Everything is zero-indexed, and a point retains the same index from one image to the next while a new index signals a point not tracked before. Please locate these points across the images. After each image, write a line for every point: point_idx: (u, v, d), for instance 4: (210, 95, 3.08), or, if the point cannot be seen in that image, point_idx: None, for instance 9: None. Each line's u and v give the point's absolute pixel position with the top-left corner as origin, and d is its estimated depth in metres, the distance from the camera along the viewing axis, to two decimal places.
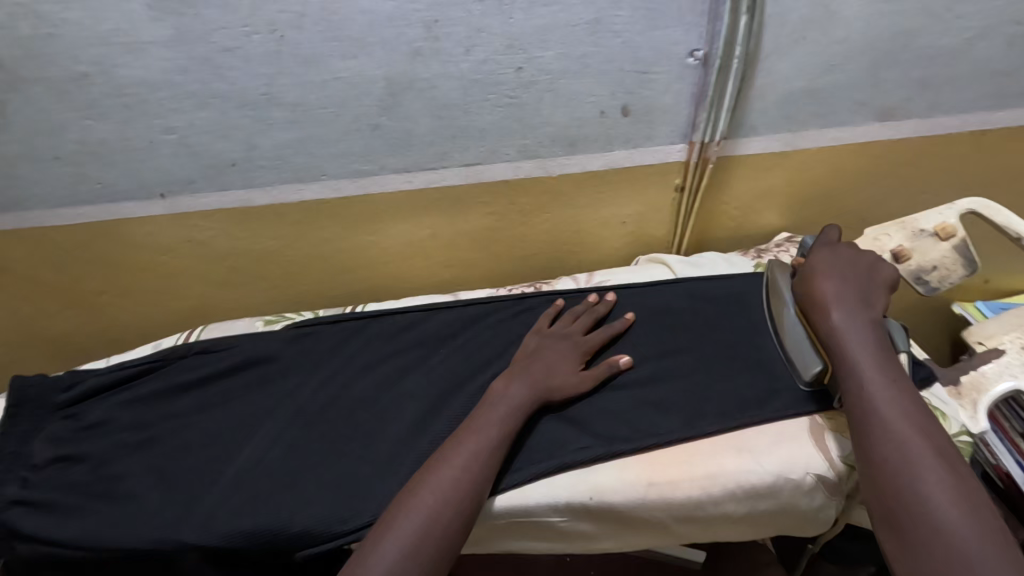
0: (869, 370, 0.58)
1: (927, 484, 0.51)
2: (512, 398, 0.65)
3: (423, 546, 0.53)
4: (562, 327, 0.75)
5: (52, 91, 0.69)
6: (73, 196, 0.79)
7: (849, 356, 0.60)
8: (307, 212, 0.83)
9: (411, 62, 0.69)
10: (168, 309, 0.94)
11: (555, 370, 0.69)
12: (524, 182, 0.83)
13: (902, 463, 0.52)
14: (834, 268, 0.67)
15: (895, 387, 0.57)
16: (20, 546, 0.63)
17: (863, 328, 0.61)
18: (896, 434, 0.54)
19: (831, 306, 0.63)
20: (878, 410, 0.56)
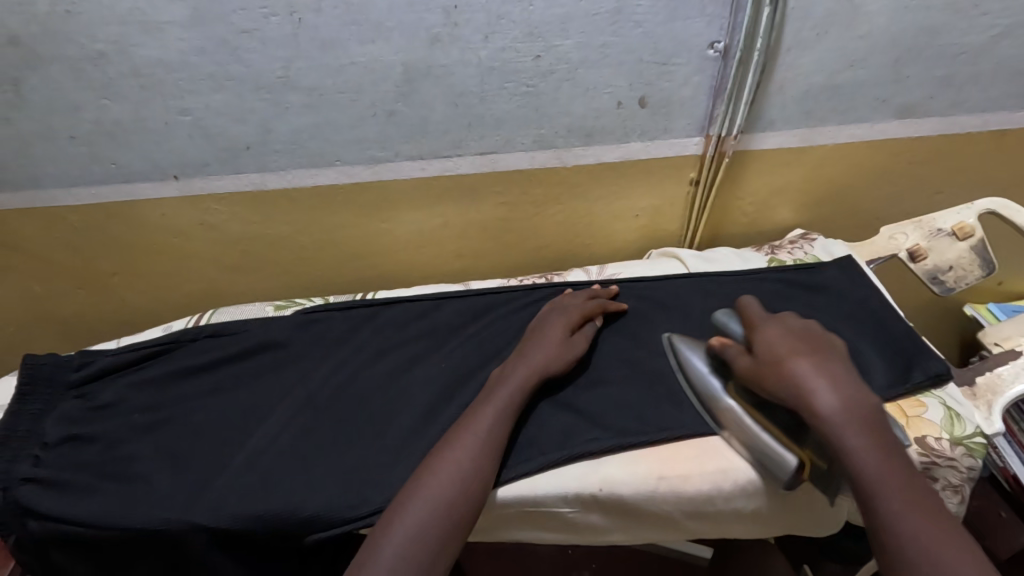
0: (883, 477, 0.51)
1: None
2: (511, 381, 0.64)
3: (431, 535, 0.53)
4: (556, 302, 0.76)
5: (69, 70, 0.68)
6: (87, 176, 0.79)
7: (857, 459, 0.52)
8: (320, 198, 0.83)
9: (429, 48, 0.69)
10: (179, 292, 0.94)
11: (549, 339, 0.69)
12: (539, 173, 0.82)
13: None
14: (794, 343, 0.59)
15: (915, 494, 0.50)
16: (32, 524, 0.63)
17: (859, 423, 0.53)
18: (930, 557, 0.47)
19: (817, 396, 0.55)
20: (896, 523, 0.49)
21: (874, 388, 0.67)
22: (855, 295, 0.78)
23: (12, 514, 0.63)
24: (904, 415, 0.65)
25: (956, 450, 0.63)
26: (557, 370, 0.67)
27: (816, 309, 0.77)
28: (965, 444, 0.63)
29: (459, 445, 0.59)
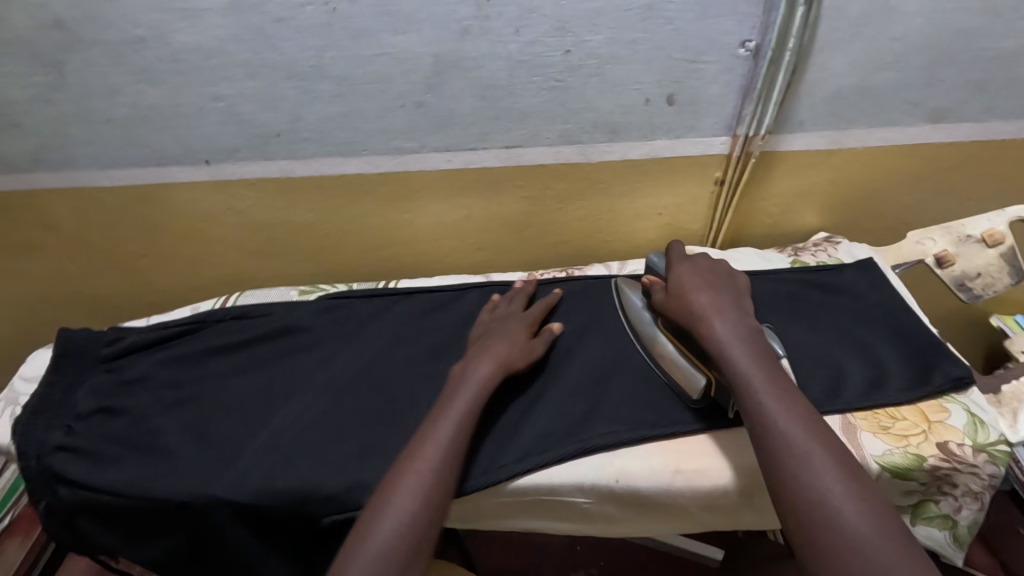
0: (755, 376, 0.55)
1: (831, 487, 0.46)
2: (473, 380, 0.63)
3: (410, 539, 0.52)
4: (503, 310, 0.76)
5: (110, 54, 0.70)
6: (122, 158, 0.81)
7: (735, 365, 0.56)
8: (346, 186, 0.84)
9: (460, 40, 0.70)
10: (205, 275, 0.96)
11: (512, 340, 0.69)
12: (563, 167, 0.83)
13: (799, 467, 0.48)
14: (698, 279, 0.66)
15: (784, 391, 0.53)
16: (63, 490, 0.65)
17: (742, 335, 0.59)
18: (791, 439, 0.50)
19: (707, 316, 0.61)
20: (768, 413, 0.52)
21: (894, 390, 0.67)
22: (879, 299, 0.77)
23: (43, 480, 0.66)
24: (926, 419, 0.65)
25: (979, 456, 0.62)
26: (523, 366, 0.68)
27: (838, 311, 0.76)
28: (988, 451, 0.62)
29: (428, 447, 0.57)
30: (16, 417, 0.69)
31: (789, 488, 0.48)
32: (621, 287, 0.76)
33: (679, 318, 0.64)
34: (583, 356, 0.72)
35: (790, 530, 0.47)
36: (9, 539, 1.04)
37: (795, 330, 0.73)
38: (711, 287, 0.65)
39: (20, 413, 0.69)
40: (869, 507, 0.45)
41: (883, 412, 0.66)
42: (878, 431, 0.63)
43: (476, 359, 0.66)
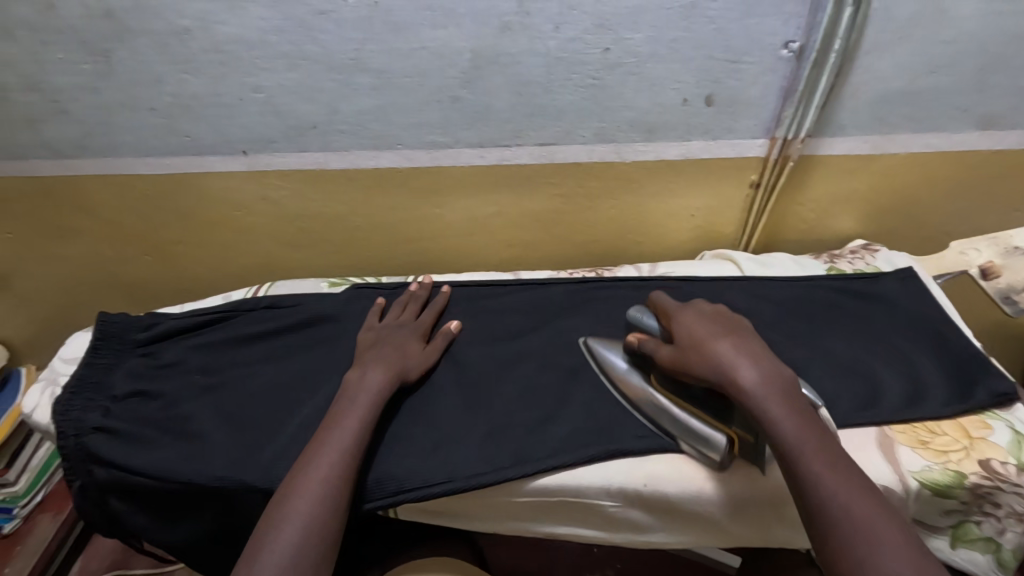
0: (802, 440, 0.52)
1: (904, 573, 0.45)
2: (369, 388, 0.65)
3: (314, 542, 0.53)
4: (394, 317, 0.77)
5: (155, 44, 0.72)
6: (163, 147, 0.82)
7: (779, 426, 0.53)
8: (379, 179, 0.85)
9: (499, 36, 0.69)
10: (237, 264, 0.98)
11: (406, 352, 0.70)
12: (597, 166, 0.82)
13: (866, 550, 0.47)
14: (710, 326, 0.62)
15: (833, 457, 0.51)
16: (99, 470, 0.67)
17: (777, 391, 0.56)
18: (854, 518, 0.48)
19: (737, 368, 0.57)
20: (825, 487, 0.50)
21: (935, 405, 0.65)
22: (919, 309, 0.75)
23: (81, 459, 0.68)
24: (967, 435, 0.63)
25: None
26: (418, 375, 0.70)
27: (876, 321, 0.74)
28: None
29: (326, 454, 0.58)
30: (56, 397, 0.71)
31: (858, 573, 0.46)
32: (596, 346, 0.71)
33: (699, 376, 0.60)
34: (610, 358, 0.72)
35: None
36: (43, 513, 1.15)
37: (831, 339, 0.72)
38: (727, 334, 0.61)
39: (59, 393, 0.71)
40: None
41: (922, 426, 0.64)
42: (917, 445, 0.62)
43: (371, 367, 0.67)
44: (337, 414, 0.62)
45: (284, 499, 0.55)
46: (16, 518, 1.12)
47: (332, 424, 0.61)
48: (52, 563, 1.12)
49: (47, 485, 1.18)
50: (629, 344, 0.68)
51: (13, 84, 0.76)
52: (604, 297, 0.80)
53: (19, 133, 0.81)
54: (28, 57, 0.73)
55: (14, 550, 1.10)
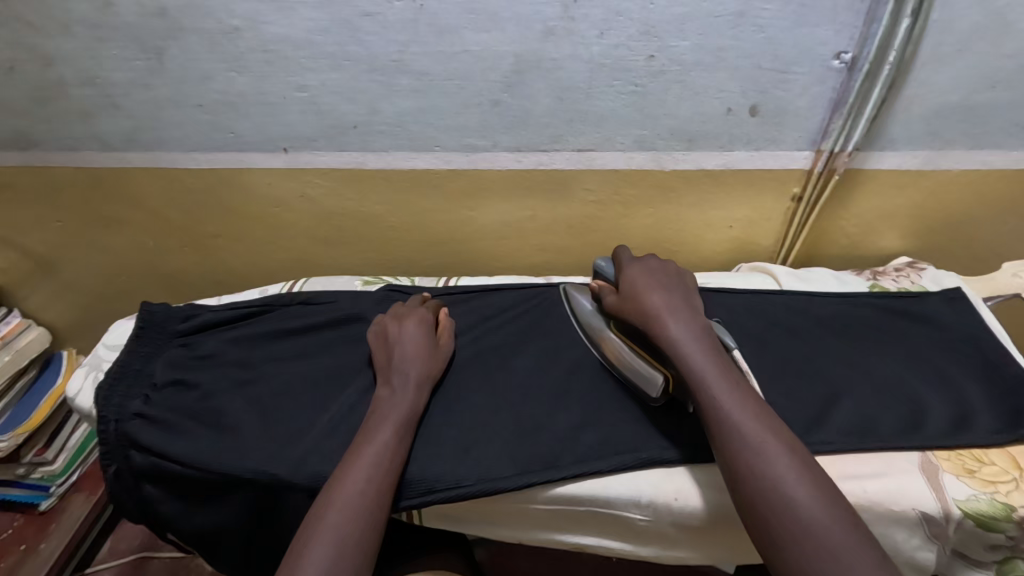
0: (707, 369, 0.57)
1: (784, 474, 0.49)
2: (401, 405, 0.65)
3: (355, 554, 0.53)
4: (402, 306, 0.77)
5: (205, 42, 0.73)
6: (207, 143, 0.84)
7: (688, 359, 0.58)
8: (416, 180, 0.85)
9: (543, 41, 0.69)
10: (273, 259, 0.99)
11: (426, 356, 0.70)
12: (635, 174, 0.81)
13: (754, 456, 0.51)
14: (648, 280, 0.67)
15: (732, 382, 0.56)
16: (137, 455, 0.69)
17: (696, 335, 0.60)
18: (743, 429, 0.52)
19: (662, 316, 0.62)
20: (726, 414, 0.54)
21: (983, 432, 0.62)
22: (967, 332, 0.72)
23: (120, 444, 0.69)
24: (1018, 466, 0.60)
25: None
26: (441, 374, 0.71)
27: (921, 342, 0.72)
28: None
29: (358, 475, 0.58)
30: (99, 382, 0.73)
31: (746, 476, 0.50)
32: (569, 292, 0.79)
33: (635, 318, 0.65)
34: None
35: (747, 516, 0.50)
36: (77, 493, 1.20)
37: (872, 359, 0.70)
38: (663, 285, 0.67)
39: (102, 379, 0.73)
40: (814, 485, 0.48)
41: (969, 454, 0.61)
42: (963, 474, 0.60)
43: (400, 381, 0.67)
44: (369, 429, 0.62)
45: (318, 519, 0.54)
46: (52, 496, 1.17)
47: (365, 444, 0.61)
48: (83, 542, 1.16)
49: (82, 466, 1.22)
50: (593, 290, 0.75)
51: (70, 78, 0.79)
52: None
53: (73, 125, 0.84)
54: (84, 52, 0.76)
55: (49, 527, 1.14)
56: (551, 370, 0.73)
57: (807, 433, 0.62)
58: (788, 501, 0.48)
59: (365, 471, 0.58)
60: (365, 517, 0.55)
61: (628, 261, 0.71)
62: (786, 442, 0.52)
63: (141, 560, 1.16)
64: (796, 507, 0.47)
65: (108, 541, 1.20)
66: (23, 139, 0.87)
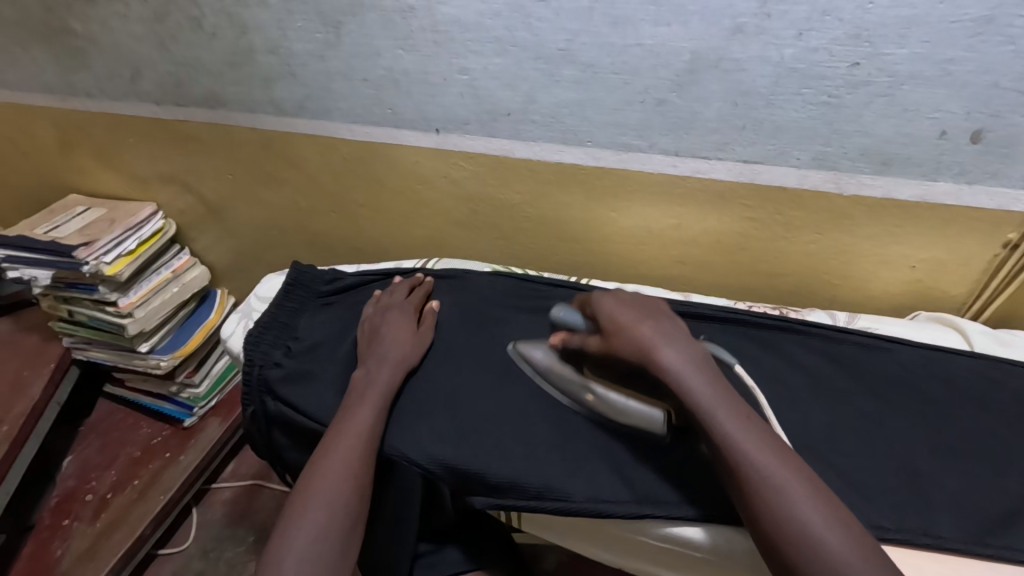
0: (715, 404, 0.53)
1: (824, 530, 0.46)
2: (378, 386, 0.68)
3: (322, 542, 0.56)
4: (383, 301, 0.79)
5: (381, 19, 0.75)
6: (367, 116, 0.87)
7: (695, 395, 0.54)
8: (561, 175, 0.83)
9: (728, 39, 0.63)
10: (407, 233, 1.02)
11: (402, 340, 0.72)
12: (806, 195, 0.73)
13: (783, 510, 0.47)
14: (630, 310, 0.62)
15: (747, 418, 0.52)
16: (272, 402, 0.73)
17: (693, 362, 0.57)
18: (765, 476, 0.49)
19: (654, 348, 0.58)
20: (742, 448, 0.50)
21: None
22: None
23: (258, 389, 0.74)
24: None
25: None
26: (419, 359, 0.73)
27: None
28: None
29: (331, 470, 0.60)
30: (250, 329, 0.78)
31: (778, 533, 0.47)
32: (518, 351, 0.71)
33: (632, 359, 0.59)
34: (803, 419, 0.62)
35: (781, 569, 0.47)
36: (213, 417, 1.35)
37: None
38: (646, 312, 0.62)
39: (252, 329, 0.79)
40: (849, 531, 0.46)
41: None
42: None
43: (381, 360, 0.70)
44: (348, 410, 0.66)
45: (293, 509, 0.58)
46: (195, 415, 1.33)
47: (339, 433, 0.63)
48: (211, 461, 1.31)
49: (221, 393, 1.37)
50: (557, 343, 0.68)
51: (259, 46, 0.85)
52: (789, 339, 0.71)
53: (254, 89, 0.91)
54: (275, 24, 0.81)
55: (189, 441, 1.30)
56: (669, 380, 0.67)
57: (991, 533, 0.54)
58: (832, 562, 0.44)
59: (335, 464, 0.61)
60: (341, 513, 0.58)
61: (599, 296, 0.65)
62: (812, 487, 0.48)
63: (257, 486, 1.34)
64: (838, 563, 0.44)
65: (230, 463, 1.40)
66: (213, 99, 0.96)
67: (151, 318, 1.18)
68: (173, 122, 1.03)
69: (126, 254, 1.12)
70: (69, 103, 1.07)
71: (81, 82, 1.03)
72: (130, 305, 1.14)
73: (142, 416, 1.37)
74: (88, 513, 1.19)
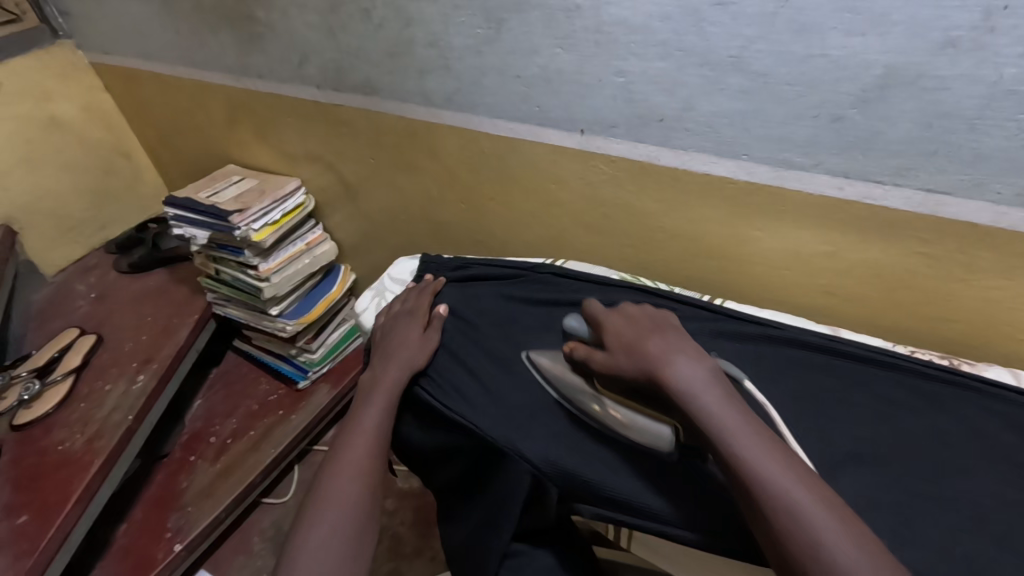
0: (730, 425, 0.52)
1: (843, 551, 0.44)
2: (386, 386, 0.73)
3: (338, 526, 0.61)
4: (403, 304, 0.85)
5: (545, 17, 0.76)
6: (513, 112, 0.89)
7: (706, 412, 0.53)
8: (708, 186, 0.79)
9: (934, 54, 0.57)
10: (530, 232, 1.03)
11: (407, 343, 0.77)
12: (1001, 235, 0.64)
13: (795, 523, 0.46)
14: (636, 329, 0.64)
15: (758, 435, 0.51)
16: None
17: (705, 378, 0.56)
18: (777, 493, 0.47)
19: (665, 365, 0.58)
20: (754, 466, 0.49)
21: None
22: None
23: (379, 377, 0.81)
24: None
25: None
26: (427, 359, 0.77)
27: None
28: None
29: (347, 474, 0.65)
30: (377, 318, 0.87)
31: (800, 558, 0.45)
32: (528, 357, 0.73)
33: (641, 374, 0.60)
34: (975, 489, 0.56)
35: None
36: (323, 383, 1.44)
37: None
38: (652, 331, 0.64)
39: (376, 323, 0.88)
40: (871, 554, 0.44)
41: None
42: None
43: (388, 362, 0.76)
44: (358, 413, 0.72)
45: (317, 499, 0.64)
46: (308, 378, 1.42)
47: (352, 432, 0.70)
48: (319, 422, 1.40)
49: (332, 362, 1.46)
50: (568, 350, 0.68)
51: (420, 39, 0.89)
52: (955, 397, 0.64)
53: (409, 80, 0.95)
54: (439, 18, 0.84)
55: (301, 402, 1.40)
56: (805, 424, 0.62)
57: None
58: None
59: (351, 454, 0.67)
60: (355, 501, 0.63)
61: (606, 315, 0.67)
62: (823, 500, 0.47)
63: None
64: None
65: (332, 428, 1.49)
66: (368, 86, 1.01)
67: (285, 284, 1.27)
68: (328, 105, 1.10)
69: (271, 224, 1.22)
70: (242, 83, 1.19)
71: (255, 64, 1.13)
72: (269, 271, 1.23)
73: (262, 372, 1.49)
74: (210, 453, 1.31)
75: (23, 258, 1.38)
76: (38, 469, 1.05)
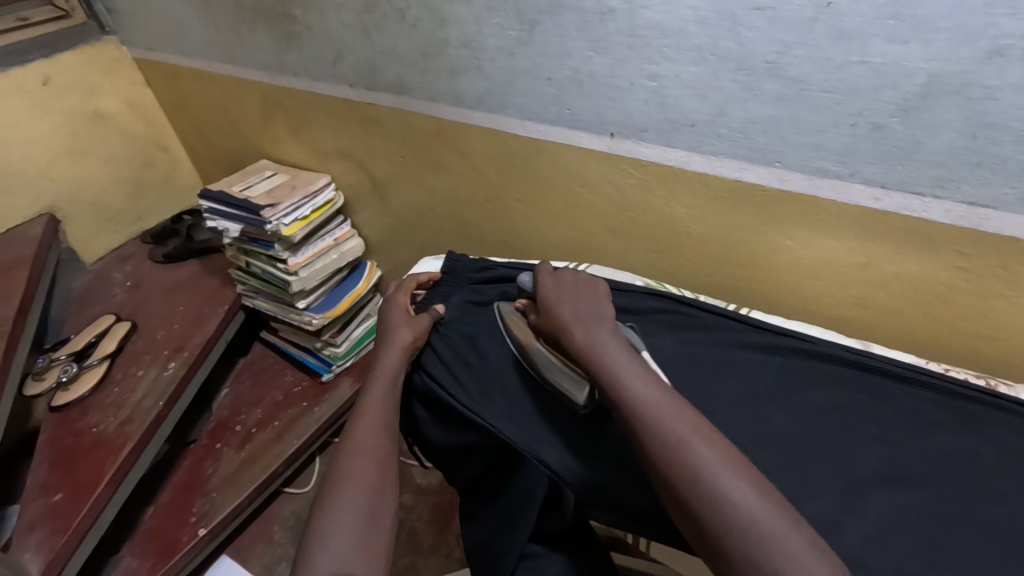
0: (622, 376, 0.57)
1: (730, 486, 0.47)
2: (387, 368, 0.75)
3: (352, 503, 0.61)
4: (398, 295, 0.86)
5: (578, 20, 0.76)
6: (542, 114, 0.89)
7: (603, 366, 0.59)
8: (738, 193, 0.78)
9: (981, 63, 0.55)
10: (556, 234, 1.03)
11: (404, 327, 0.79)
12: None
13: (679, 461, 0.49)
14: (563, 295, 0.71)
15: (651, 386, 0.56)
16: (416, 376, 0.78)
17: (609, 339, 0.62)
18: (665, 435, 0.51)
19: (572, 328, 0.65)
20: (644, 412, 0.54)
21: None
22: None
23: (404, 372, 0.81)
24: None
25: None
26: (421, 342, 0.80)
27: None
28: None
29: (359, 454, 0.65)
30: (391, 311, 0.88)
31: (688, 495, 0.48)
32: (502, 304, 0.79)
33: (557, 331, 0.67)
34: (1011, 515, 0.54)
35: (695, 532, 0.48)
36: (347, 377, 1.46)
37: None
38: (578, 298, 0.70)
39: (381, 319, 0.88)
40: (759, 491, 0.47)
41: None
42: None
43: (389, 345, 0.77)
44: (364, 396, 0.73)
45: (331, 482, 0.63)
46: (332, 372, 1.45)
47: (362, 415, 0.70)
48: (340, 417, 1.43)
49: (356, 356, 1.48)
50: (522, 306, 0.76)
51: (453, 40, 0.90)
52: (993, 421, 0.62)
53: (440, 80, 0.96)
54: (473, 19, 0.85)
55: (324, 396, 1.42)
56: (834, 442, 0.61)
57: None
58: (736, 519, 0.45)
59: (362, 437, 0.67)
60: (368, 480, 0.63)
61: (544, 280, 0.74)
62: (711, 442, 0.51)
63: None
64: (744, 519, 0.45)
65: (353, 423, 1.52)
66: (400, 85, 1.03)
67: (313, 278, 1.29)
68: (360, 103, 1.12)
69: (300, 219, 1.24)
70: (277, 80, 1.21)
71: (290, 62, 1.15)
72: (298, 265, 1.25)
73: (287, 364, 1.52)
74: (236, 441, 1.34)
75: (66, 246, 1.43)
76: (74, 449, 1.09)
